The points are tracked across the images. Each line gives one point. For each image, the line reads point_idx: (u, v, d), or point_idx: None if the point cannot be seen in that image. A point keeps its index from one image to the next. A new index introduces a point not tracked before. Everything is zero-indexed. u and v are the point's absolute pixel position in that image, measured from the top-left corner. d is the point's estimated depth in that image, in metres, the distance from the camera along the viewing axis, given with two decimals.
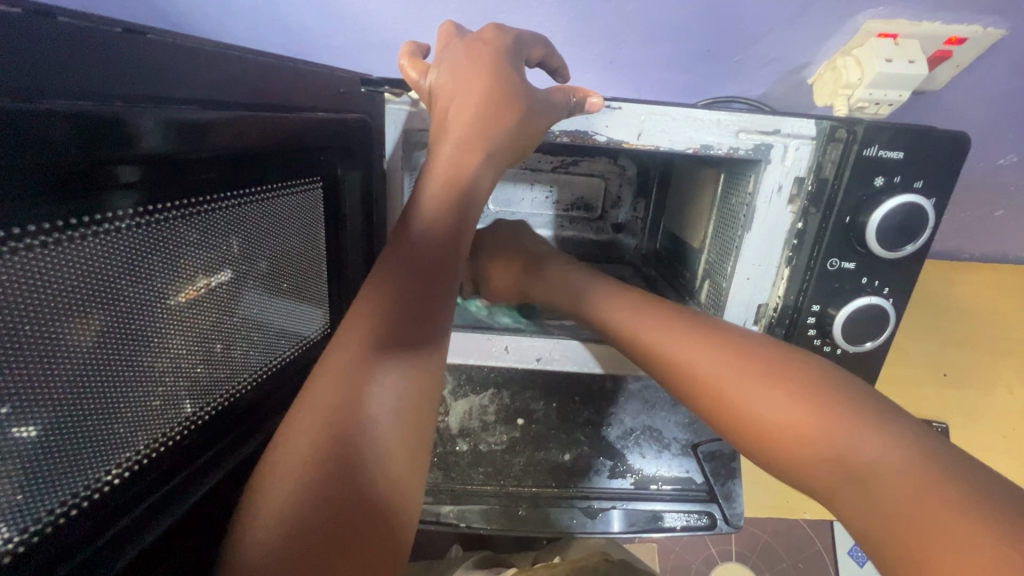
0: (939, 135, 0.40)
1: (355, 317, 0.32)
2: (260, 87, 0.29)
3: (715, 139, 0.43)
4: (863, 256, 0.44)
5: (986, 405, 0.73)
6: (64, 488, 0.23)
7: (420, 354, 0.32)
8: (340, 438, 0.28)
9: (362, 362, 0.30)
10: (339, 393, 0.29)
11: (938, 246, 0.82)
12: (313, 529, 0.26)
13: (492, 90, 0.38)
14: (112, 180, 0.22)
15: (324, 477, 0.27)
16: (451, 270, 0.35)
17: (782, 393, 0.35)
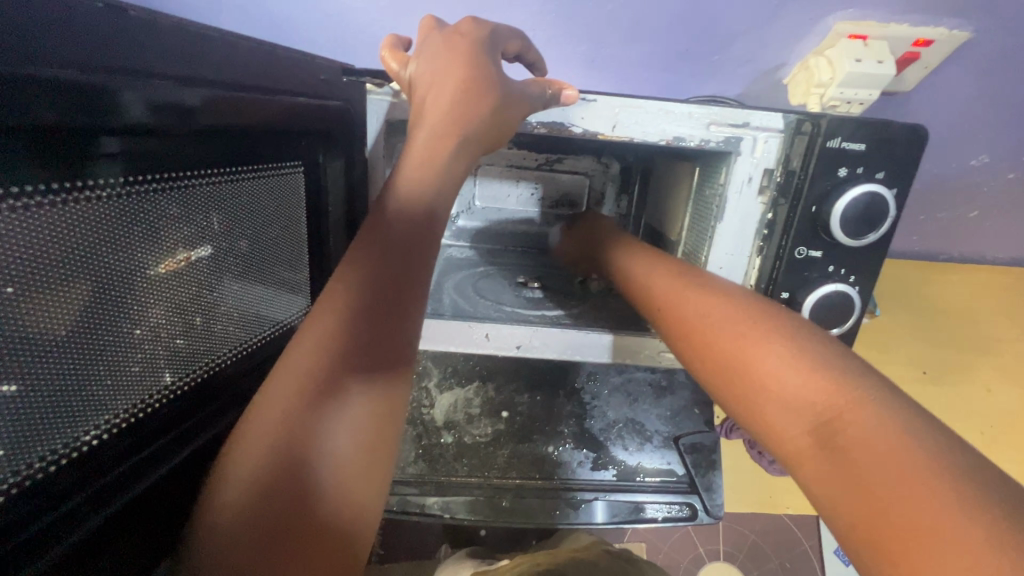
0: (898, 128, 0.42)
1: (330, 294, 0.32)
2: (242, 69, 0.30)
3: (687, 131, 0.45)
4: (829, 245, 0.45)
5: (968, 401, 0.73)
6: (44, 445, 0.24)
7: (396, 335, 0.31)
8: (310, 413, 0.27)
9: (337, 339, 0.30)
10: (311, 369, 0.28)
11: (914, 245, 0.84)
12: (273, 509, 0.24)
13: (469, 79, 0.39)
14: (94, 149, 0.23)
15: (284, 470, 0.25)
16: (424, 258, 0.35)
17: (770, 351, 0.34)
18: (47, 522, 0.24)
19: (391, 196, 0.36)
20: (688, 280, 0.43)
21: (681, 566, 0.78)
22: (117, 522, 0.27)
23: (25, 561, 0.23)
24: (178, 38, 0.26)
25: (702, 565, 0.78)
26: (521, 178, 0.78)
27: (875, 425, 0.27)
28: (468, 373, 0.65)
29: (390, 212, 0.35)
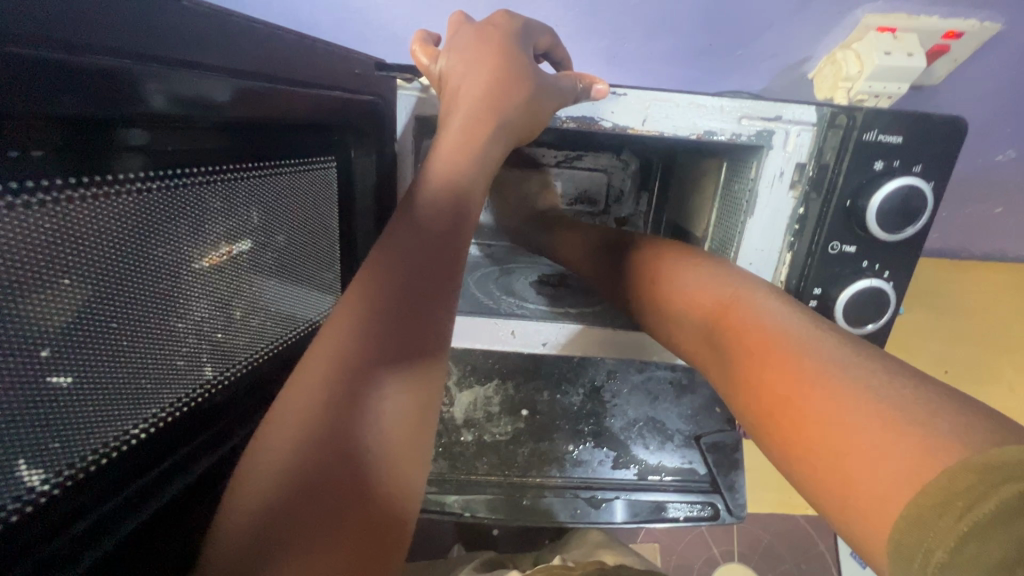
0: (936, 120, 0.41)
1: (355, 291, 0.30)
2: (276, 62, 0.30)
3: (718, 125, 0.44)
4: (863, 240, 0.45)
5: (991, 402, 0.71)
6: (95, 437, 0.24)
7: (425, 334, 0.30)
8: (340, 415, 0.26)
9: (363, 336, 0.28)
10: (337, 369, 0.27)
11: (939, 243, 0.83)
12: (299, 514, 0.24)
13: (501, 72, 0.38)
14: (124, 143, 0.23)
15: (316, 459, 0.25)
16: (452, 254, 0.34)
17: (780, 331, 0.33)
18: (98, 516, 0.24)
19: (423, 190, 0.35)
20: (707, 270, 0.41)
21: (695, 568, 0.76)
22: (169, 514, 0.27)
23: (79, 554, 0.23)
24: (222, 32, 0.26)
25: (716, 568, 0.75)
26: (540, 176, 0.78)
27: (869, 407, 0.25)
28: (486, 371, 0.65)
29: (420, 208, 0.34)
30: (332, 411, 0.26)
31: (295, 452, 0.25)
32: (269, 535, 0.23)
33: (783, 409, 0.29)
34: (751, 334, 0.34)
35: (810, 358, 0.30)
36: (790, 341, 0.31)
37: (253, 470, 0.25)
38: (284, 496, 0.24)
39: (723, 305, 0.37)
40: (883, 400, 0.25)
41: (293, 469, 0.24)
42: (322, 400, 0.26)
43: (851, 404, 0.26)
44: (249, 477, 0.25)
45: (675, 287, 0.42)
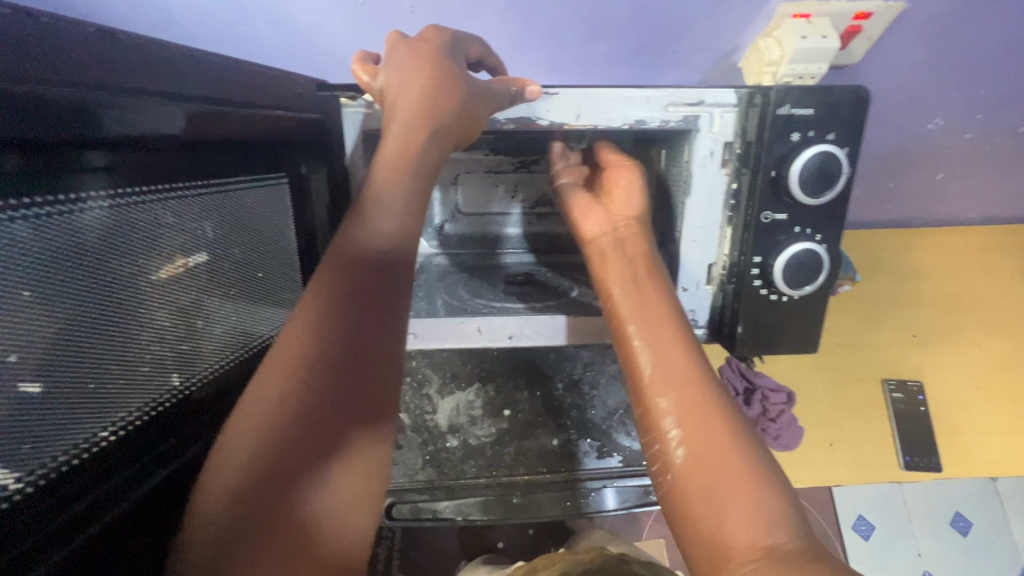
0: (840, 91, 0.45)
1: (294, 323, 0.32)
2: (216, 85, 0.32)
3: (647, 114, 0.48)
4: (792, 207, 0.48)
5: (950, 357, 0.82)
6: (67, 439, 0.26)
7: (373, 366, 0.32)
8: (289, 442, 0.29)
9: (302, 371, 0.30)
10: (283, 394, 0.30)
11: (869, 209, 0.93)
12: (246, 531, 0.27)
13: (436, 79, 0.41)
14: (71, 164, 0.24)
15: (257, 483, 0.28)
16: (392, 288, 0.35)
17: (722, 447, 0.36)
18: (72, 514, 0.26)
19: (368, 230, 0.36)
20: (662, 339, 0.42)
21: None
22: (142, 510, 0.29)
23: (55, 547, 0.25)
24: (159, 63, 0.28)
25: None
26: (499, 182, 0.81)
27: None
28: (467, 376, 0.66)
29: (362, 248, 0.36)
30: (282, 437, 0.29)
31: (246, 469, 0.28)
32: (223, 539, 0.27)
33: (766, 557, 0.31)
34: (712, 445, 0.36)
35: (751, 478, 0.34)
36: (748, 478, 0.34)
37: (212, 485, 0.28)
38: (234, 510, 0.28)
39: (682, 419, 0.38)
40: None
41: (242, 485, 0.28)
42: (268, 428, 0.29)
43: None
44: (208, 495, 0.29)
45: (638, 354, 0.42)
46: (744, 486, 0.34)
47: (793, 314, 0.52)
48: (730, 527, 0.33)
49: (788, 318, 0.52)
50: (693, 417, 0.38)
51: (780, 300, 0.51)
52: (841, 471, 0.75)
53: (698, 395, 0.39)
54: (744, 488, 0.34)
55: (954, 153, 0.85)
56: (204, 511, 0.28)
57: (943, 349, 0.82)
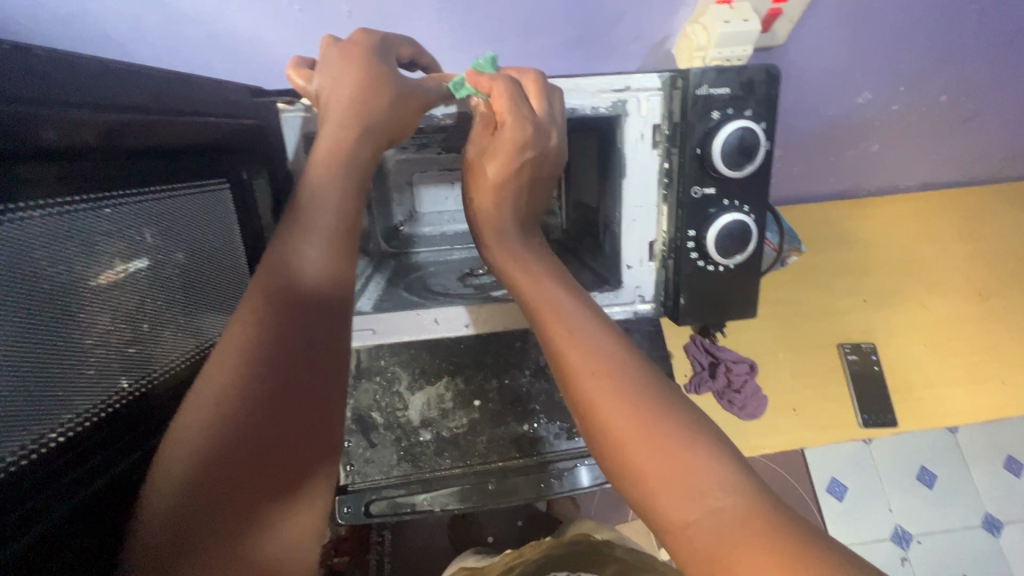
0: (753, 70, 0.48)
1: (232, 343, 0.33)
2: (158, 93, 0.33)
3: (578, 101, 0.51)
4: (720, 181, 0.51)
5: (895, 317, 0.87)
6: (17, 440, 0.27)
7: (313, 385, 0.34)
8: (232, 456, 0.30)
9: (242, 398, 0.32)
10: (228, 408, 0.31)
11: (811, 183, 0.98)
12: (188, 539, 0.28)
13: (367, 78, 0.43)
14: (17, 176, 0.25)
15: (201, 492, 0.29)
16: (333, 307, 0.37)
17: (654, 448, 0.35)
18: (31, 506, 0.27)
19: (303, 249, 0.37)
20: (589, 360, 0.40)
21: None
22: (99, 504, 0.30)
23: (17, 536, 0.26)
24: (101, 73, 0.29)
25: None
26: (454, 180, 0.82)
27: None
28: (436, 370, 0.66)
29: (297, 270, 0.37)
30: (227, 454, 0.30)
31: (189, 485, 0.29)
32: (163, 557, 0.28)
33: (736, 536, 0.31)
34: (642, 449, 0.35)
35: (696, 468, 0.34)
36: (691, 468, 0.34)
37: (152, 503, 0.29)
38: (175, 519, 0.29)
39: (613, 437, 0.37)
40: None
41: (185, 494, 0.29)
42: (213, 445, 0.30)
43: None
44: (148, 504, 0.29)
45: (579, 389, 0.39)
46: (724, 491, 0.32)
47: (731, 282, 0.55)
48: (710, 536, 0.31)
49: (727, 286, 0.55)
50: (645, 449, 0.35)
51: (717, 271, 0.54)
52: (810, 434, 0.79)
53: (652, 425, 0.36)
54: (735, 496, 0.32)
55: (883, 124, 0.90)
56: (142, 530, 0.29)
57: (887, 310, 0.88)
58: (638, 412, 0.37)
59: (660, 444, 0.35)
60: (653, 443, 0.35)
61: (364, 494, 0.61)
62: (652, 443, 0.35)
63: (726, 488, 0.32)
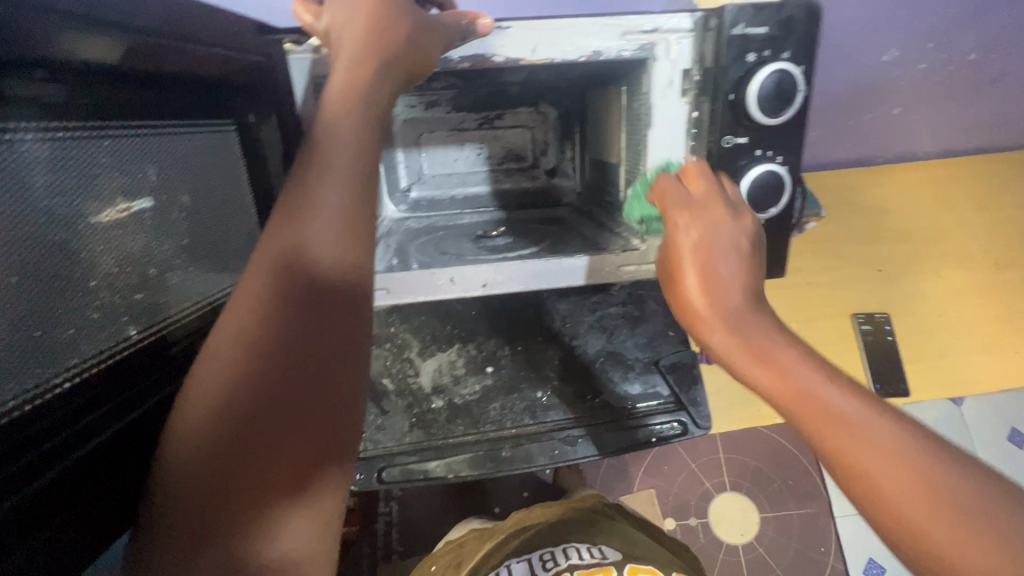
0: (794, 7, 0.44)
1: (245, 299, 0.32)
2: (174, 17, 0.30)
3: (601, 44, 0.47)
4: (753, 130, 0.48)
5: (915, 284, 0.85)
6: (19, 383, 0.25)
7: (324, 362, 0.31)
8: (235, 442, 0.29)
9: (245, 379, 0.30)
10: (230, 390, 0.30)
11: (833, 151, 0.94)
12: (194, 527, 0.28)
13: (383, 11, 0.40)
14: (19, 93, 0.23)
15: (203, 479, 0.28)
16: (348, 276, 0.33)
17: (844, 429, 0.34)
18: (36, 455, 0.25)
19: (323, 195, 0.34)
20: (734, 339, 0.41)
21: (692, 504, 0.81)
22: (107, 456, 0.29)
23: (23, 486, 0.24)
24: None
25: (711, 500, 0.81)
26: (465, 140, 0.80)
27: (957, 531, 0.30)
28: (446, 337, 0.66)
29: (312, 215, 0.33)
30: (244, 412, 0.29)
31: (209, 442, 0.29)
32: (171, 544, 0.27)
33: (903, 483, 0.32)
34: (827, 419, 0.35)
35: (879, 423, 0.34)
36: (878, 426, 0.34)
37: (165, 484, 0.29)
38: (183, 504, 0.28)
39: (807, 416, 0.36)
40: (964, 522, 0.30)
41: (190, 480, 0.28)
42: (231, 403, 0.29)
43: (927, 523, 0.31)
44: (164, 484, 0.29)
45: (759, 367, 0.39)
46: (933, 497, 0.31)
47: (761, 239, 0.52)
48: (916, 515, 0.31)
49: None
50: (850, 429, 0.34)
51: None
52: (816, 405, 0.78)
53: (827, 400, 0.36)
54: (943, 501, 0.31)
55: (909, 85, 0.86)
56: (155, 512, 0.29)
57: (907, 277, 0.85)
58: (829, 404, 0.36)
59: (823, 421, 0.35)
60: (826, 420, 0.35)
61: (374, 461, 0.59)
62: (831, 412, 0.35)
63: (873, 440, 0.34)
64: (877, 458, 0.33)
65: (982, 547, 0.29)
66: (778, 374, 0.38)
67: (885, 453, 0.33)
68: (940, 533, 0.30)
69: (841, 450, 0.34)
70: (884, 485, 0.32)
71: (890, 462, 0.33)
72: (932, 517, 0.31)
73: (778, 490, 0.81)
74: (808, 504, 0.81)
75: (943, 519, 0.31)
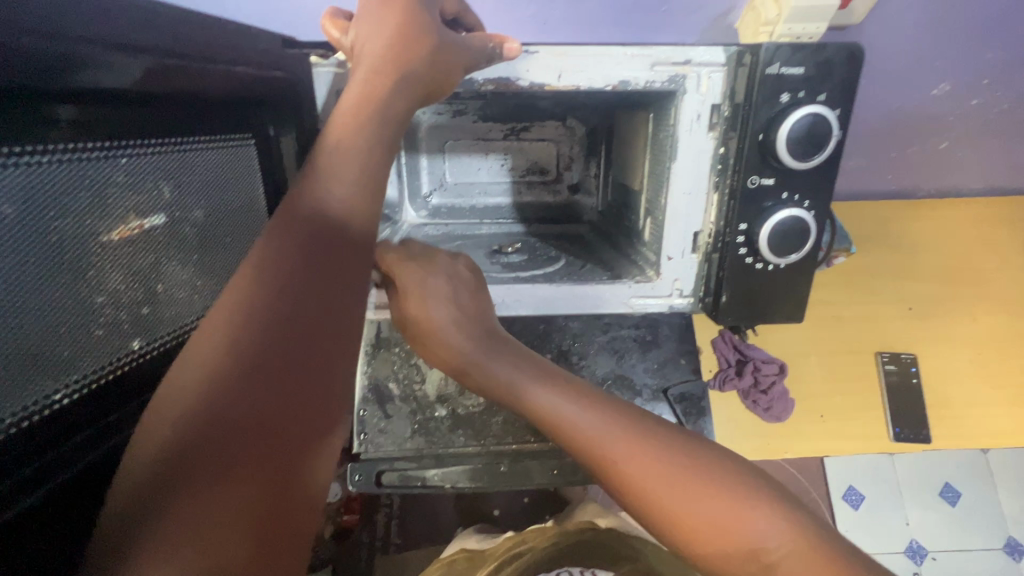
0: (834, 49, 0.43)
1: (233, 293, 0.27)
2: (189, 39, 0.31)
3: (631, 74, 0.46)
4: (780, 172, 0.46)
5: (952, 329, 0.79)
6: (20, 401, 0.26)
7: (345, 305, 0.30)
8: (267, 362, 0.25)
9: (273, 305, 0.27)
10: (259, 313, 0.27)
11: (870, 183, 0.91)
12: (208, 459, 0.23)
13: (406, 33, 0.39)
14: (29, 115, 0.23)
15: (227, 401, 0.24)
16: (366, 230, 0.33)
17: (607, 456, 0.38)
18: (29, 473, 0.25)
19: (337, 179, 0.33)
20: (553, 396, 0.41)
21: None
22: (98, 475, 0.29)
23: (10, 507, 0.24)
24: (137, 12, 0.27)
25: None
26: (489, 150, 0.79)
27: (784, 537, 0.33)
28: None
29: (335, 193, 0.33)
30: (242, 394, 0.24)
31: (162, 458, 0.23)
32: (173, 481, 0.22)
33: (721, 495, 0.35)
34: (629, 454, 0.37)
35: (685, 450, 0.37)
36: (696, 455, 0.37)
37: (162, 417, 0.24)
38: (193, 437, 0.23)
39: (610, 448, 0.38)
40: (795, 530, 0.33)
41: (207, 408, 0.24)
42: (198, 411, 0.24)
43: (750, 529, 0.33)
44: (159, 419, 0.24)
45: (597, 453, 0.38)
46: (750, 507, 0.34)
47: (780, 281, 0.51)
48: (734, 551, 0.33)
49: (775, 285, 0.51)
50: (658, 476, 0.36)
51: (767, 269, 0.50)
52: (830, 443, 0.73)
53: (682, 500, 0.35)
54: (760, 508, 0.34)
55: (956, 120, 0.83)
56: (149, 444, 0.23)
57: (942, 319, 0.80)
58: (648, 439, 0.38)
59: (644, 441, 0.38)
60: (632, 448, 0.37)
61: (375, 465, 0.61)
62: (634, 451, 0.37)
63: (694, 462, 0.36)
64: (695, 480, 0.35)
65: (817, 554, 0.32)
66: (590, 415, 0.39)
67: (675, 479, 0.36)
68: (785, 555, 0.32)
69: (666, 494, 0.35)
70: (704, 522, 0.34)
71: (708, 482, 0.35)
72: (747, 528, 0.33)
73: None
74: None
75: (766, 529, 0.33)
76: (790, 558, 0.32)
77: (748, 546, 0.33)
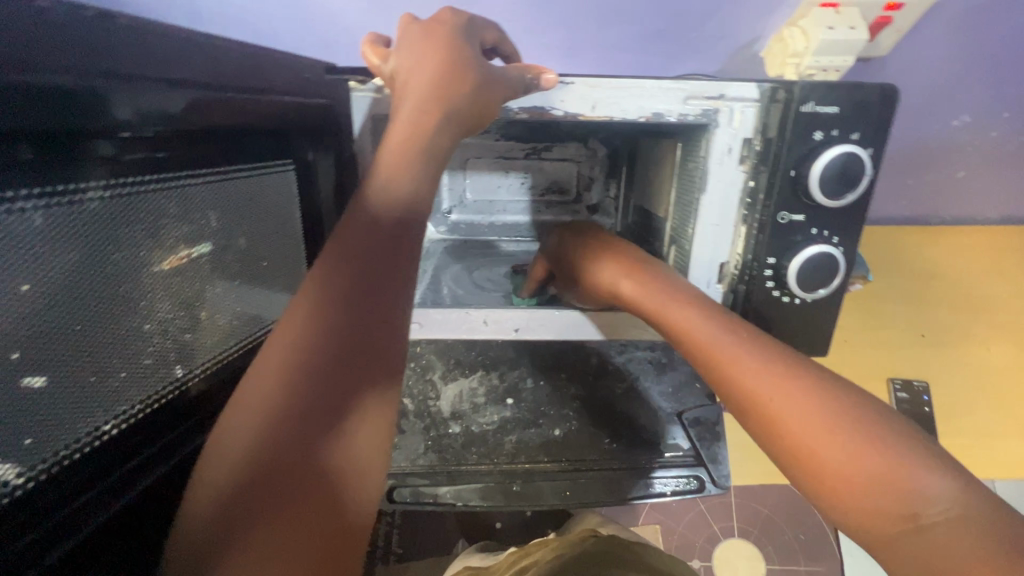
0: (869, 89, 0.43)
1: (293, 323, 0.30)
2: (229, 71, 0.32)
3: (664, 107, 0.46)
4: (810, 208, 0.47)
5: (974, 360, 0.76)
6: (70, 433, 0.26)
7: (383, 333, 0.31)
8: (307, 400, 0.28)
9: (313, 344, 0.29)
10: (299, 355, 0.29)
11: (888, 212, 0.91)
12: (258, 494, 0.25)
13: (447, 65, 0.40)
14: (83, 154, 0.24)
15: (271, 441, 0.26)
16: (405, 247, 0.34)
17: (746, 377, 0.37)
18: (76, 506, 0.26)
19: (380, 202, 0.35)
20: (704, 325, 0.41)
21: (696, 546, 0.73)
22: (142, 505, 0.29)
23: (58, 543, 0.25)
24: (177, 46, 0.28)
25: (717, 545, 0.73)
26: (510, 169, 0.80)
27: (913, 475, 0.31)
28: (472, 364, 0.63)
29: (377, 218, 0.34)
30: (285, 433, 0.27)
31: (222, 495, 0.25)
32: (230, 515, 0.25)
33: (852, 422, 0.33)
34: (774, 382, 0.36)
35: (816, 386, 0.35)
36: (807, 381, 0.36)
37: (220, 456, 0.27)
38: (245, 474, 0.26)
39: (724, 364, 0.39)
40: (933, 480, 0.30)
41: (257, 447, 0.26)
42: (266, 432, 0.27)
43: (873, 458, 0.32)
44: (217, 458, 0.27)
45: (736, 371, 0.38)
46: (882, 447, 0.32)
47: (807, 315, 0.51)
48: (828, 464, 0.33)
49: (801, 319, 0.51)
50: (824, 405, 0.34)
51: (794, 302, 0.50)
52: None
53: (781, 402, 0.35)
54: (882, 447, 0.32)
55: (977, 151, 0.83)
56: (210, 480, 0.26)
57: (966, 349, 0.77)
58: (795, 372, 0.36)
59: (797, 372, 0.36)
60: (770, 372, 0.37)
61: (385, 479, 0.59)
62: (750, 369, 0.37)
63: (813, 391, 0.35)
64: (829, 418, 0.34)
65: (909, 487, 0.30)
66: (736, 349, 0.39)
67: (778, 403, 0.35)
68: (850, 474, 0.32)
69: (788, 411, 0.35)
70: (837, 460, 0.32)
71: (827, 403, 0.34)
72: (869, 460, 0.32)
73: (788, 544, 0.72)
74: (817, 561, 0.71)
75: (895, 463, 0.31)
76: (913, 489, 0.30)
77: (900, 490, 0.30)
